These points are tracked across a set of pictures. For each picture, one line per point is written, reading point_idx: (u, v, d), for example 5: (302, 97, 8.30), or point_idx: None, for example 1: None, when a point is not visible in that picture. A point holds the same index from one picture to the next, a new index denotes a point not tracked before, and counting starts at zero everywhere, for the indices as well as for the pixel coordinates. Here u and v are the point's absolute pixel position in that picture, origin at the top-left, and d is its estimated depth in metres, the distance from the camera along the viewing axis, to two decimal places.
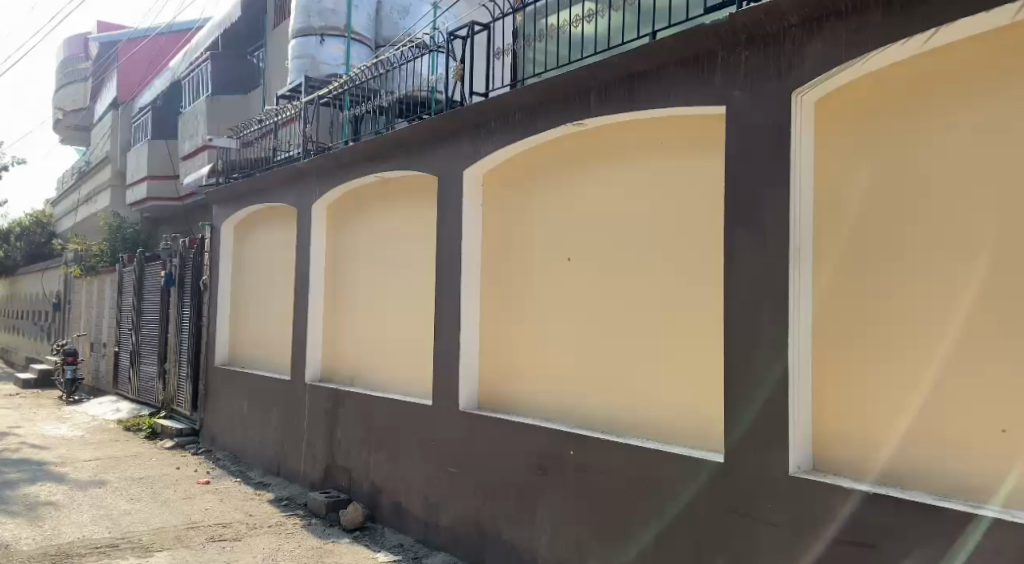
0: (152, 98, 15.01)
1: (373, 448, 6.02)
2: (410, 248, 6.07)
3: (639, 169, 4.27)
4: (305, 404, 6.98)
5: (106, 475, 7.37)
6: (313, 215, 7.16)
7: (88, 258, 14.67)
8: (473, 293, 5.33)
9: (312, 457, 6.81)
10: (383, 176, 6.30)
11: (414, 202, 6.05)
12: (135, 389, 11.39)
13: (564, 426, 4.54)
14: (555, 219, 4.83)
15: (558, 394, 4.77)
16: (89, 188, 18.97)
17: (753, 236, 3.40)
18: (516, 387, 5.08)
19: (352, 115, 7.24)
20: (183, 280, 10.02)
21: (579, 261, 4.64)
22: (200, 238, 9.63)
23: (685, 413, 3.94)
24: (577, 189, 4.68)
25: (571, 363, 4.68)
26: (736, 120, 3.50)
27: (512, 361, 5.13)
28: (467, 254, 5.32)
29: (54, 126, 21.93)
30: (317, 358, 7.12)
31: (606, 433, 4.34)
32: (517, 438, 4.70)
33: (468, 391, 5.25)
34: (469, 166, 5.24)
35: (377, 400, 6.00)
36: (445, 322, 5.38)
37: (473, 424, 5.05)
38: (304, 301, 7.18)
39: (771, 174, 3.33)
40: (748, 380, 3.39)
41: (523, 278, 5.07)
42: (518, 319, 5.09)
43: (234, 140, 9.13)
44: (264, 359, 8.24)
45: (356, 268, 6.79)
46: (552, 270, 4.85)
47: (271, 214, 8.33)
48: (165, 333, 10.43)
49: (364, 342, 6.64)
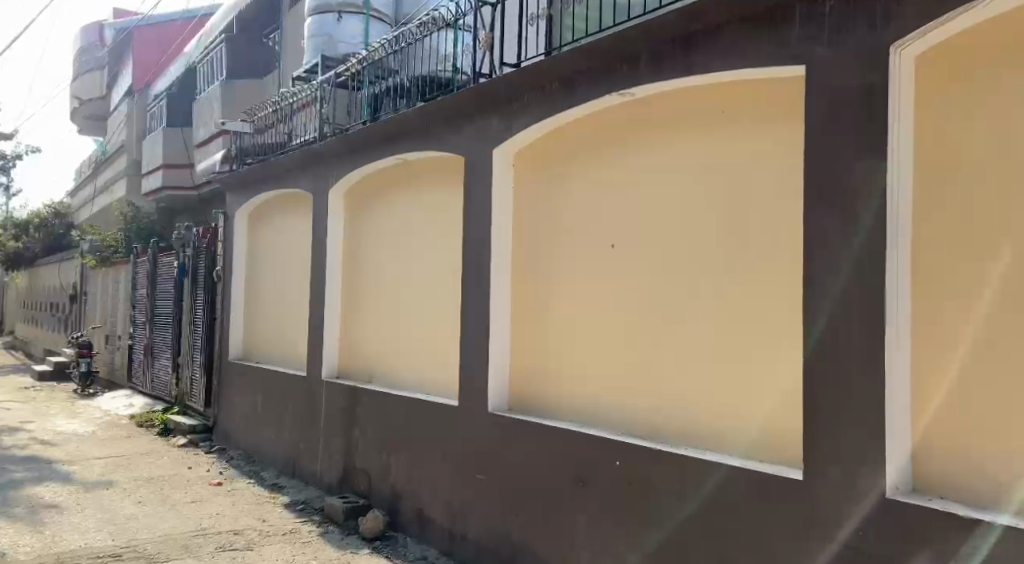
0: (167, 85, 14.70)
1: (393, 451, 5.60)
2: (433, 236, 5.64)
3: (692, 145, 3.79)
4: (321, 403, 6.58)
5: (114, 476, 7.01)
6: (329, 201, 6.75)
7: (103, 249, 14.42)
8: (502, 285, 4.88)
9: (328, 459, 6.41)
10: (403, 158, 5.85)
11: (438, 185, 5.60)
12: (149, 383, 11.06)
13: (606, 433, 4.08)
14: (596, 201, 4.36)
15: (596, 396, 4.32)
16: (105, 178, 18.77)
17: (840, 216, 2.90)
18: (549, 387, 4.64)
19: (370, 95, 6.80)
20: (196, 271, 9.66)
21: (621, 248, 4.19)
22: (214, 227, 9.25)
23: (749, 419, 3.46)
24: (619, 168, 4.22)
25: (611, 362, 4.23)
26: (819, 81, 3.00)
27: (544, 359, 4.68)
28: (497, 241, 4.85)
29: (72, 116, 21.71)
30: (334, 353, 6.71)
31: (655, 441, 3.87)
32: (551, 444, 4.27)
33: (497, 391, 4.81)
34: (499, 145, 4.78)
35: (397, 399, 5.57)
36: (471, 315, 4.94)
37: (503, 428, 4.61)
38: (319, 293, 6.77)
39: (865, 142, 2.83)
40: (829, 384, 2.90)
41: (556, 267, 4.63)
42: (552, 313, 4.64)
43: (248, 124, 8.72)
44: (279, 354, 7.85)
45: (374, 258, 6.37)
46: (589, 258, 4.40)
47: (286, 201, 7.93)
48: (178, 325, 10.09)
49: (384, 336, 6.22)
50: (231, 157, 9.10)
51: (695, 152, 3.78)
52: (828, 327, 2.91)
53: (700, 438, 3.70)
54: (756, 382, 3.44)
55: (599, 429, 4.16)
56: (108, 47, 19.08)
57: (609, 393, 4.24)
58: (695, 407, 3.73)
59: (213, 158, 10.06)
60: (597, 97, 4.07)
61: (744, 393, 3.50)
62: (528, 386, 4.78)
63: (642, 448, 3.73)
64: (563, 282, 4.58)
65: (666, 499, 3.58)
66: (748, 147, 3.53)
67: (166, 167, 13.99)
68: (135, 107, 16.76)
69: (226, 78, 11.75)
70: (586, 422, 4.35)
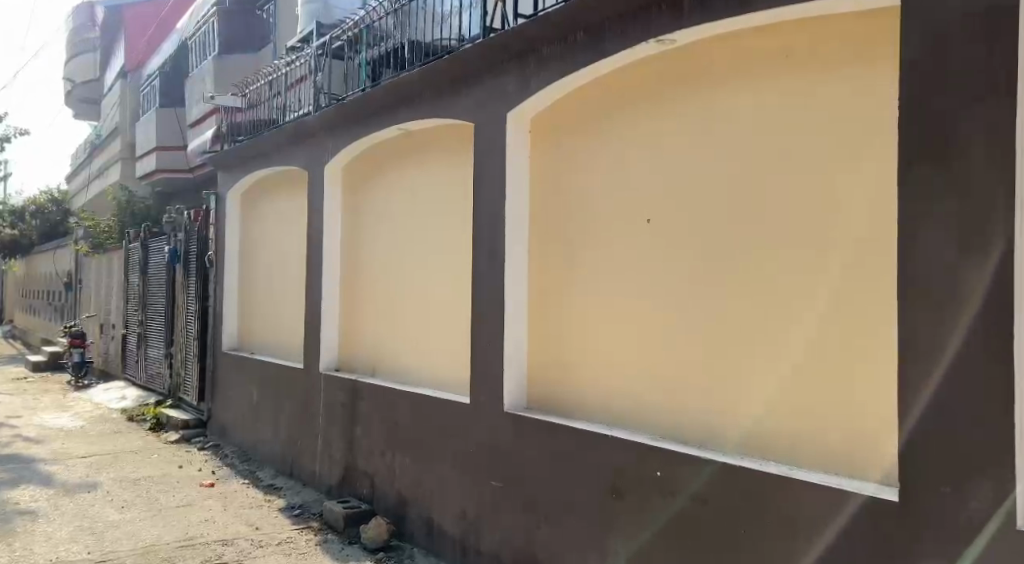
0: (160, 64, 14.06)
1: (399, 452, 5.09)
2: (440, 214, 5.08)
3: (749, 100, 3.23)
4: (320, 397, 6.06)
5: (99, 477, 6.51)
6: (326, 176, 6.21)
7: (98, 235, 13.88)
8: (518, 267, 4.32)
9: (328, 458, 5.89)
10: (406, 128, 5.29)
11: (445, 158, 5.04)
12: (142, 374, 10.54)
13: (642, 437, 3.53)
14: (629, 170, 3.80)
15: (628, 393, 3.77)
16: (100, 163, 18.19)
17: (948, 176, 2.30)
18: (573, 383, 4.09)
19: (367, 60, 6.19)
20: (188, 256, 9.11)
21: (658, 223, 3.63)
22: (205, 209, 8.70)
23: (821, 422, 2.92)
24: (657, 130, 3.65)
25: (646, 353, 3.68)
26: (917, 7, 2.40)
27: (568, 351, 4.13)
28: (512, 217, 4.29)
29: (67, 100, 21.08)
30: (332, 344, 6.18)
31: (701, 448, 3.31)
32: (577, 449, 3.74)
33: (514, 387, 4.27)
34: (515, 107, 4.22)
35: (403, 395, 5.04)
36: (484, 301, 4.40)
37: (522, 430, 4.09)
38: (316, 279, 6.24)
39: (983, 82, 2.22)
40: (932, 381, 2.33)
41: (581, 247, 4.07)
42: (575, 298, 4.09)
43: (239, 98, 8.15)
44: (275, 344, 7.32)
45: (376, 239, 5.81)
46: (619, 235, 3.84)
47: (281, 180, 7.37)
48: (171, 314, 9.56)
49: (387, 325, 5.68)
50: (222, 134, 8.53)
51: (753, 108, 3.22)
52: (930, 312, 2.33)
53: (757, 445, 3.14)
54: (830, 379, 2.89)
55: (633, 433, 3.60)
56: (101, 25, 18.40)
57: (645, 390, 3.68)
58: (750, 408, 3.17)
59: (204, 136, 9.47)
60: (631, 46, 3.50)
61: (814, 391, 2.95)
62: (549, 382, 4.23)
63: (685, 456, 3.18)
64: (588, 263, 4.02)
65: (717, 518, 3.02)
66: (818, 98, 2.96)
67: (160, 150, 13.40)
68: (128, 88, 16.15)
69: (220, 53, 11.13)
70: (617, 425, 3.80)
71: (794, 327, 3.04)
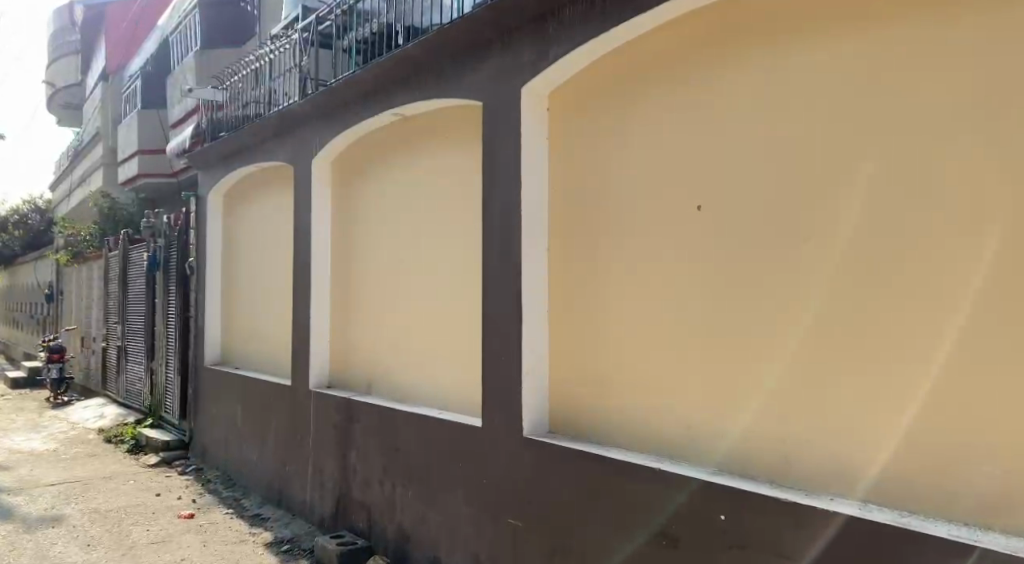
0: (141, 64, 13.41)
1: (399, 480, 4.47)
2: (445, 208, 4.48)
3: (833, 54, 2.63)
4: (310, 417, 5.44)
5: (66, 510, 5.87)
6: (314, 171, 5.61)
7: (78, 244, 13.25)
8: (538, 269, 3.71)
9: (319, 487, 5.27)
10: (402, 113, 4.71)
11: (448, 146, 4.44)
12: (123, 390, 9.89)
13: (696, 473, 2.89)
14: (670, 149, 3.20)
15: (677, 414, 3.13)
16: (82, 169, 17.52)
17: None
18: (604, 402, 3.46)
19: (354, 40, 5.56)
20: (168, 264, 8.48)
21: (712, 210, 3.02)
22: (185, 211, 8.08)
23: (943, 457, 2.31)
24: (711, 99, 3.04)
25: (699, 367, 3.05)
26: None
27: (600, 364, 3.49)
28: (530, 209, 3.70)
29: (48, 105, 20.38)
30: (322, 357, 5.55)
31: (776, 489, 2.68)
32: (619, 485, 3.14)
33: (534, 406, 3.65)
34: (530, 81, 3.62)
35: (403, 416, 4.43)
36: (496, 307, 3.78)
37: (546, 458, 3.48)
38: (304, 285, 5.63)
39: None
40: None
41: (614, 242, 3.44)
42: (608, 301, 3.46)
43: (219, 90, 7.55)
44: (260, 358, 6.70)
45: (370, 241, 5.22)
46: (661, 227, 3.23)
47: (264, 179, 6.75)
48: (151, 326, 8.92)
49: (383, 335, 5.06)
50: (202, 130, 7.90)
51: (841, 66, 2.61)
52: None
53: (854, 488, 2.54)
54: (960, 402, 2.27)
55: (684, 468, 2.97)
56: (83, 26, 17.78)
57: (698, 411, 3.04)
58: (843, 441, 2.56)
59: (183, 134, 8.83)
60: None
61: (933, 419, 2.35)
62: (577, 400, 3.59)
63: (769, 500, 2.60)
64: (623, 261, 3.40)
65: None
66: (932, 47, 2.36)
67: (142, 153, 12.77)
68: (111, 91, 15.48)
69: (201, 49, 10.53)
70: (661, 456, 3.17)
71: (902, 336, 2.43)
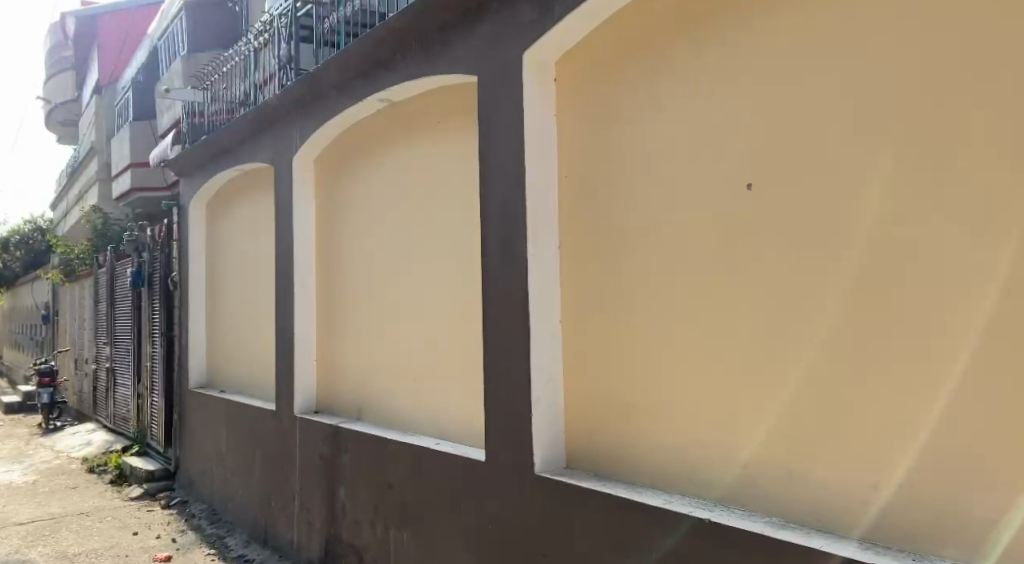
0: (132, 73, 12.94)
1: (392, 522, 3.88)
2: (438, 206, 3.89)
3: None
4: (296, 446, 4.85)
5: (31, 555, 5.28)
6: (296, 170, 5.05)
7: (71, 261, 12.77)
8: (547, 273, 3.08)
9: (307, 525, 4.67)
10: (387, 98, 4.13)
11: (441, 133, 3.86)
12: (112, 415, 9.33)
13: (761, 526, 2.25)
14: (703, 118, 2.59)
15: (726, 451, 2.49)
16: (79, 186, 17.09)
17: None
18: (630, 433, 2.84)
19: (334, 22, 5.01)
20: (152, 279, 7.93)
21: (762, 191, 2.40)
22: (168, 222, 7.55)
23: None
24: (756, 51, 2.43)
25: (750, 388, 2.42)
26: None
27: (624, 385, 2.87)
28: (537, 200, 3.09)
29: (45, 122, 20.04)
30: (310, 376, 4.98)
31: (874, 552, 2.01)
32: (653, 541, 2.51)
33: (548, 438, 3.03)
34: (535, 45, 3.01)
35: (398, 446, 3.84)
36: (500, 318, 3.17)
37: (561, 502, 2.86)
38: (288, 297, 5.07)
39: None
40: None
41: (637, 236, 2.83)
42: (633, 309, 2.84)
43: (198, 89, 7.04)
44: (246, 379, 6.13)
45: (358, 247, 4.64)
46: (695, 215, 2.61)
47: (247, 183, 6.20)
48: (137, 345, 8.37)
49: (374, 351, 4.47)
50: (184, 134, 7.38)
51: None
52: None
53: (976, 554, 1.90)
54: None
55: (744, 519, 2.32)
56: (76, 39, 17.40)
57: (753, 445, 2.41)
58: (964, 488, 1.92)
59: (166, 141, 8.30)
60: None
61: None
62: (598, 429, 2.96)
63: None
64: (649, 259, 2.78)
65: None
66: None
67: (134, 166, 12.19)
68: (102, 104, 15.04)
69: (186, 51, 10.01)
70: (709, 501, 2.52)
71: None
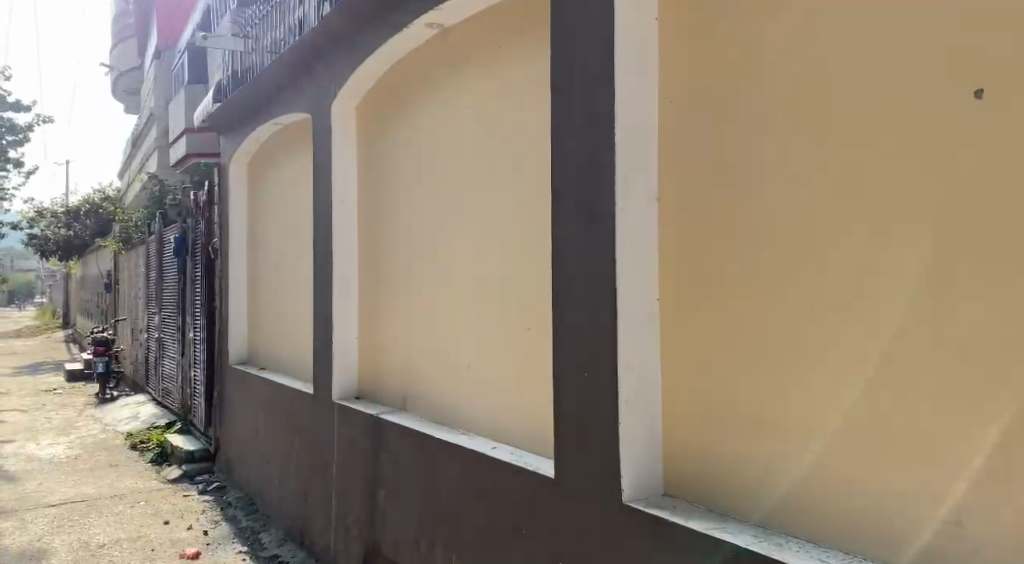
0: (188, 37, 12.61)
1: (439, 540, 3.23)
2: (497, 153, 3.17)
3: None
4: (334, 436, 4.23)
5: (52, 543, 4.84)
6: (334, 119, 4.37)
7: (130, 229, 12.59)
8: (642, 232, 2.28)
9: (345, 529, 4.07)
10: (436, 22, 3.40)
11: (505, 63, 3.10)
12: (160, 390, 9.00)
13: None
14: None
15: (914, 498, 1.68)
16: (141, 155, 17.01)
17: None
18: (754, 454, 2.05)
19: None
20: (195, 246, 7.46)
21: (992, 102, 1.55)
22: (210, 184, 7.03)
23: None
24: None
25: (957, 403, 1.61)
26: None
27: (744, 386, 2.08)
28: (632, 135, 2.27)
29: (112, 91, 20.19)
30: (351, 356, 4.34)
31: None
32: None
33: (641, 455, 2.25)
34: None
35: (448, 449, 3.15)
36: (581, 294, 2.39)
37: (654, 547, 2.10)
38: (326, 264, 4.43)
39: None
40: None
41: (769, 179, 2.01)
42: (761, 283, 2.03)
43: (239, 38, 6.44)
44: (286, 358, 5.56)
45: (404, 208, 3.95)
46: (864, 147, 1.78)
47: (287, 139, 5.56)
48: (182, 316, 7.95)
49: (422, 331, 3.78)
50: (228, 90, 6.82)
51: None
52: None
53: None
54: None
55: None
56: (139, 6, 17.29)
57: (961, 491, 1.60)
58: None
59: (207, 99, 7.76)
60: None
61: None
62: (709, 447, 2.18)
63: None
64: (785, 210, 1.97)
65: None
66: None
67: (190, 131, 11.88)
68: (162, 70, 14.84)
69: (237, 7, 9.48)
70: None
71: None
